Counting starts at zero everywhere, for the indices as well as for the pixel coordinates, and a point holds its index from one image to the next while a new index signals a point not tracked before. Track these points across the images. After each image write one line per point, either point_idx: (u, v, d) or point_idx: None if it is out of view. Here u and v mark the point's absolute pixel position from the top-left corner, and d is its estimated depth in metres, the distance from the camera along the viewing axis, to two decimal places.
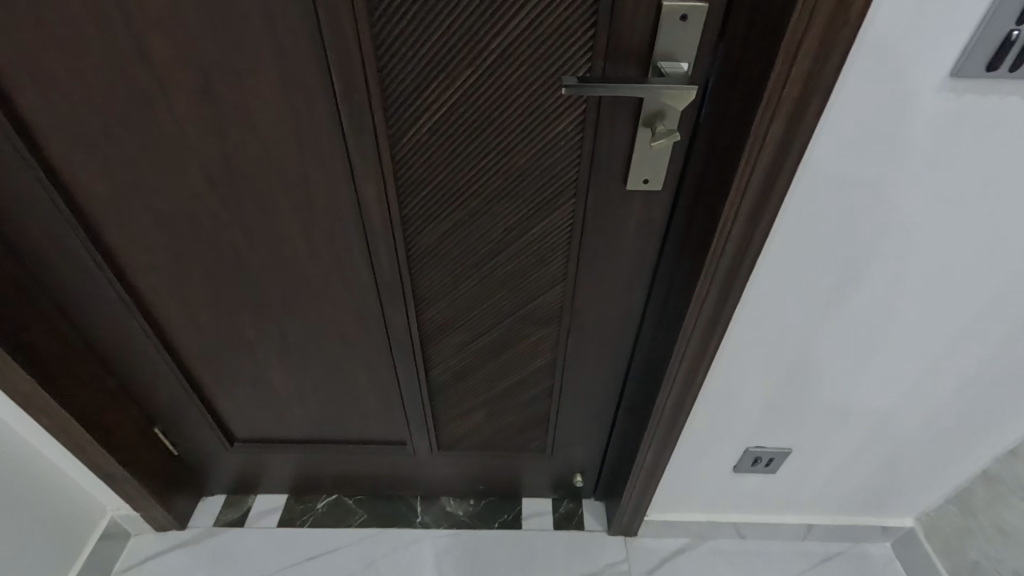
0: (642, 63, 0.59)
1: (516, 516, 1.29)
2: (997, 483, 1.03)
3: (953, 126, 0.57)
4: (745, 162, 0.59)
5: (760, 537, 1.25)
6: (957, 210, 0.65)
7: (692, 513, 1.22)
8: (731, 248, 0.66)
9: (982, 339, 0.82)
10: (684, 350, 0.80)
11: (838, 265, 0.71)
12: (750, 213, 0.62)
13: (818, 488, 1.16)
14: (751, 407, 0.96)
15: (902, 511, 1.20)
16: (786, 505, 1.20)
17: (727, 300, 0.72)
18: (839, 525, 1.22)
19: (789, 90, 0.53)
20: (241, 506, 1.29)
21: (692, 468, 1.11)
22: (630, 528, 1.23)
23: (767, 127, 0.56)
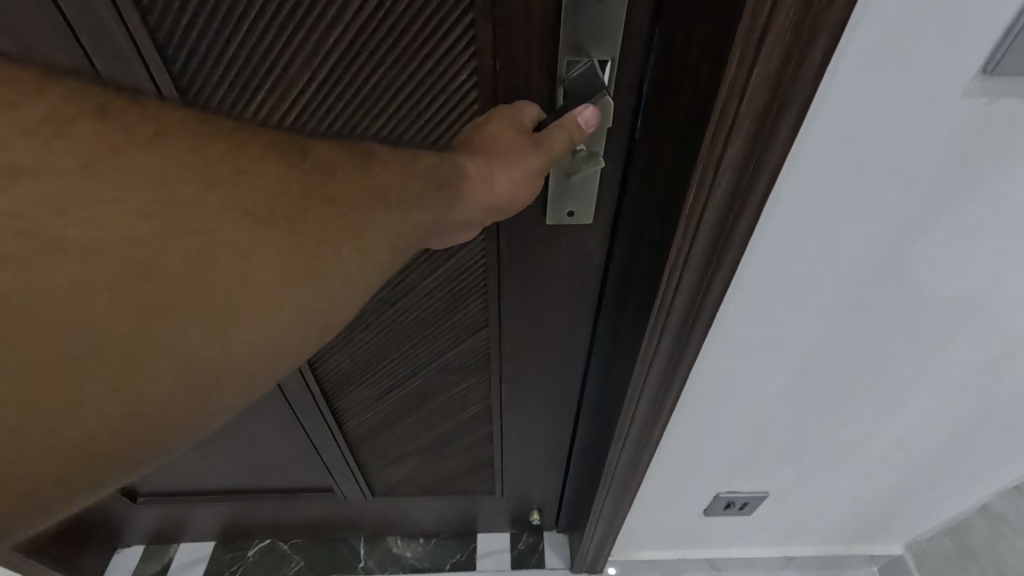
0: (548, 56, 0.46)
1: (471, 555, 1.16)
2: (1000, 521, 0.94)
3: (978, 143, 0.42)
4: (694, 196, 0.44)
5: (738, 570, 1.14)
6: (977, 243, 0.51)
7: (663, 548, 1.12)
8: (682, 298, 0.52)
9: (993, 378, 0.70)
10: (636, 405, 0.67)
11: (821, 304, 0.58)
12: (704, 258, 0.48)
13: (802, 522, 1.04)
14: (722, 450, 0.84)
15: (892, 538, 1.10)
16: (767, 536, 1.09)
17: (683, 356, 0.58)
18: (823, 555, 1.12)
19: (749, 102, 0.38)
20: (161, 557, 1.15)
21: (661, 507, 0.99)
22: (595, 566, 1.11)
23: (720, 153, 0.41)
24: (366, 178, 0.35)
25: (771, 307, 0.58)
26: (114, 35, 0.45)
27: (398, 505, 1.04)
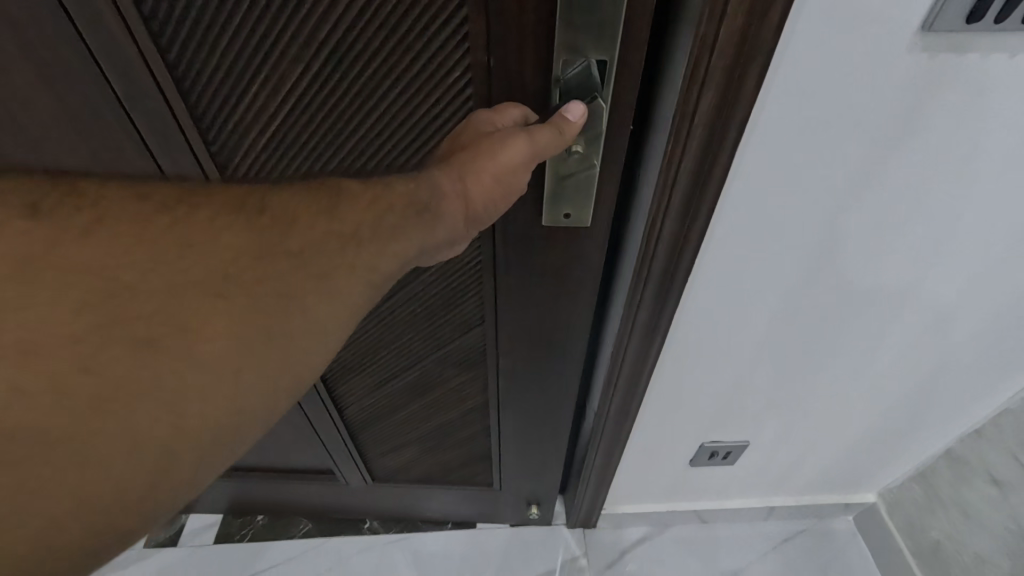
0: (544, 56, 0.45)
1: None
2: (962, 465, 0.98)
3: (926, 95, 0.46)
4: (672, 147, 0.48)
5: (723, 522, 1.21)
6: (928, 194, 0.55)
7: (653, 501, 1.17)
8: (663, 247, 0.57)
9: (952, 328, 0.74)
10: (624, 350, 0.71)
11: (793, 258, 0.61)
12: (682, 206, 0.52)
13: (779, 473, 1.10)
14: (700, 407, 0.89)
15: (865, 487, 1.16)
16: (748, 489, 1.15)
17: (666, 299, 0.63)
18: (802, 504, 1.19)
19: (718, 53, 0.41)
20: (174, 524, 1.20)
21: (649, 461, 1.04)
22: (589, 520, 1.18)
23: (696, 101, 0.44)
24: (335, 215, 0.37)
25: (745, 259, 0.61)
26: (109, 22, 0.46)
27: (397, 493, 1.05)
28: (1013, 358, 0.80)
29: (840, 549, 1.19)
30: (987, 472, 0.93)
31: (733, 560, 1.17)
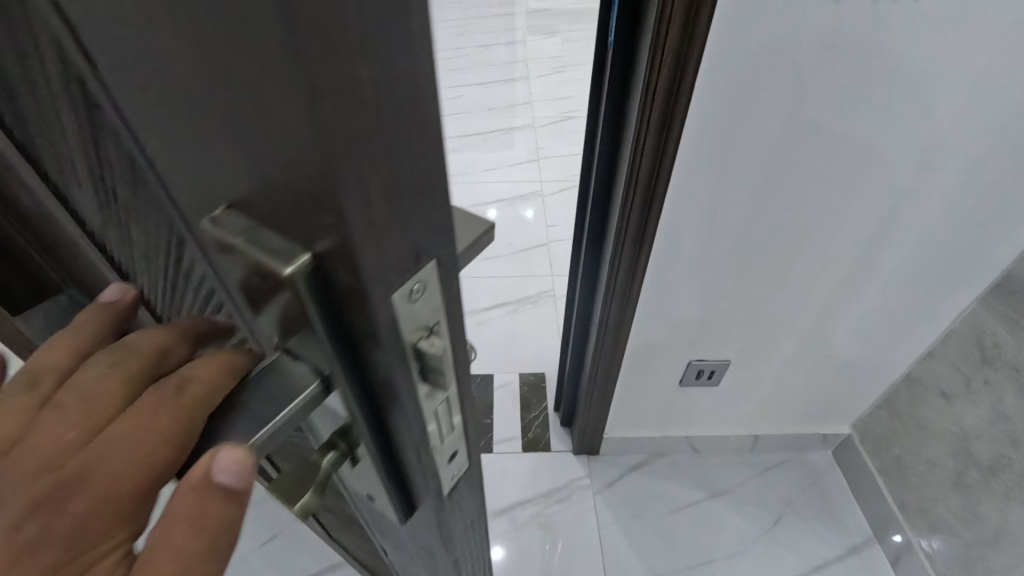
0: (248, 314, 0.26)
1: (488, 441, 1.39)
2: (918, 384, 1.10)
3: (837, 35, 0.65)
4: (652, 70, 0.62)
5: (712, 451, 1.35)
6: (851, 117, 0.73)
7: (647, 430, 1.30)
8: (647, 161, 0.72)
9: (895, 240, 0.90)
10: (621, 250, 0.85)
11: (748, 171, 0.79)
12: (660, 122, 0.67)
13: (758, 404, 1.24)
14: (686, 322, 1.05)
15: (839, 419, 1.27)
16: (731, 420, 1.28)
17: (651, 212, 0.78)
18: (784, 435, 1.31)
19: (679, 1, 0.56)
20: None
21: (641, 384, 1.18)
22: (592, 446, 1.33)
23: (665, 36, 0.59)
24: None
25: (712, 172, 0.78)
26: None
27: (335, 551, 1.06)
28: (955, 276, 0.94)
29: (817, 476, 1.31)
30: (937, 387, 1.06)
31: (720, 483, 1.31)
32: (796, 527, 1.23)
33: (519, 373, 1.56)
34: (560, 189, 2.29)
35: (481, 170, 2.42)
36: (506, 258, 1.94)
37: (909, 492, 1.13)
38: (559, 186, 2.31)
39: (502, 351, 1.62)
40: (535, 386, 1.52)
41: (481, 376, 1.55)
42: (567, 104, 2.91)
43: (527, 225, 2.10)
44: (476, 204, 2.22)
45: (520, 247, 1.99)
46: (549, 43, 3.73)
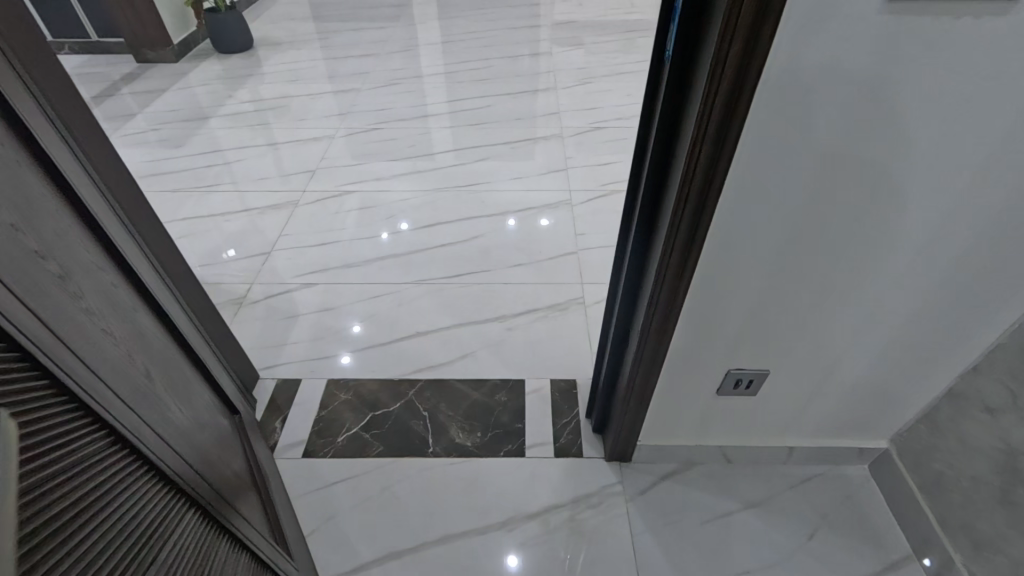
0: None
1: (520, 445, 1.41)
2: (961, 400, 1.09)
3: (896, 48, 0.66)
4: (711, 81, 0.65)
5: (745, 462, 1.35)
6: (904, 129, 0.74)
7: (680, 438, 1.31)
8: (701, 170, 0.74)
9: (944, 254, 0.90)
10: (668, 257, 0.86)
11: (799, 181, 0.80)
12: (717, 131, 0.69)
13: (795, 415, 1.24)
14: (726, 331, 1.05)
15: (876, 432, 1.26)
16: (766, 430, 1.28)
17: (701, 220, 0.80)
18: (819, 448, 1.30)
19: (743, 16, 0.58)
20: (270, 438, 1.44)
21: (678, 392, 1.19)
22: (625, 453, 1.34)
23: (727, 48, 0.62)
24: None
25: (764, 182, 0.80)
26: None
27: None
28: (1003, 290, 0.94)
29: (853, 490, 1.30)
30: (981, 402, 1.04)
31: (754, 495, 1.30)
32: (832, 542, 1.22)
33: (550, 378, 1.57)
34: (588, 198, 2.31)
35: (508, 178, 2.46)
36: (534, 265, 1.96)
37: (951, 510, 1.12)
38: (586, 195, 2.33)
39: (533, 356, 1.64)
40: (566, 392, 1.53)
41: (512, 381, 1.57)
42: (593, 115, 2.94)
43: (556, 233, 2.12)
44: (504, 211, 2.25)
45: (549, 255, 2.01)
46: (574, 54, 3.77)
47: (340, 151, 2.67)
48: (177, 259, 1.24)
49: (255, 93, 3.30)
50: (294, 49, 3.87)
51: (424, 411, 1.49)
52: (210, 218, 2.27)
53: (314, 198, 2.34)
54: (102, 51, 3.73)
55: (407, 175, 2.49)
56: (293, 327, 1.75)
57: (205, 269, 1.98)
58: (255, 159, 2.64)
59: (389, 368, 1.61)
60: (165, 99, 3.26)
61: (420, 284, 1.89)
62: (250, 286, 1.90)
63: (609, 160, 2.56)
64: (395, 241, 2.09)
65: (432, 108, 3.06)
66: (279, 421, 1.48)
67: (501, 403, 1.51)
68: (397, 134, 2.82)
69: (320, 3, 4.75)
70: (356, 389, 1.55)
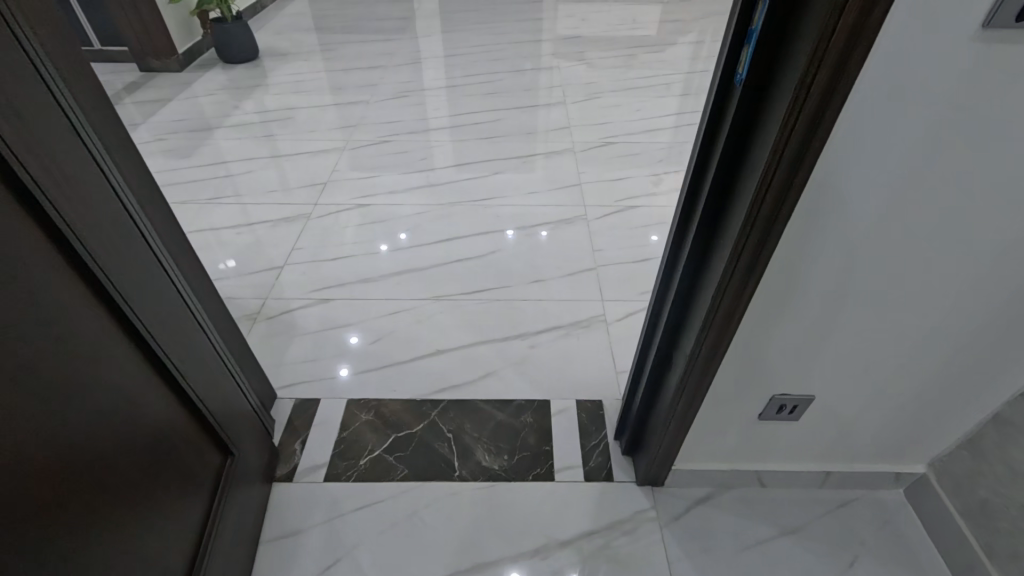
0: None
1: (549, 469, 1.38)
2: (1009, 426, 1.07)
3: (984, 80, 0.63)
4: (791, 109, 0.63)
5: (780, 486, 1.32)
6: (980, 162, 0.71)
7: (715, 463, 1.28)
8: (770, 198, 0.71)
9: (1002, 285, 0.88)
10: (727, 283, 0.84)
11: (865, 214, 0.77)
12: (792, 160, 0.67)
13: (834, 439, 1.21)
14: (773, 359, 1.02)
15: (913, 458, 1.25)
16: (803, 455, 1.26)
17: (764, 248, 0.78)
18: (856, 473, 1.28)
19: (834, 42, 0.57)
20: (289, 462, 1.39)
21: (719, 416, 1.16)
22: (657, 478, 1.31)
23: (814, 74, 0.59)
24: None
25: (830, 215, 0.77)
26: None
27: None
28: None
29: (891, 517, 1.28)
30: None
31: (790, 520, 1.28)
32: (875, 570, 1.19)
33: (576, 398, 1.54)
34: (604, 214, 2.29)
35: (523, 193, 2.44)
36: (554, 281, 1.94)
37: (998, 538, 1.10)
38: (602, 211, 2.32)
39: (558, 375, 1.61)
40: (593, 412, 1.50)
41: (538, 401, 1.53)
42: (604, 130, 2.95)
43: (574, 248, 2.10)
44: (520, 226, 2.23)
45: (568, 271, 1.99)
46: (583, 69, 3.80)
47: (350, 163, 2.65)
48: (204, 277, 1.20)
49: (262, 104, 3.28)
50: (301, 60, 3.86)
51: (449, 433, 1.45)
52: (220, 231, 2.23)
53: (327, 210, 2.31)
54: (106, 59, 3.69)
55: (421, 189, 2.47)
56: (310, 344, 1.71)
57: (216, 283, 1.93)
58: (264, 171, 2.61)
59: (411, 388, 1.57)
60: (171, 109, 3.23)
61: (439, 301, 1.86)
62: (264, 302, 1.86)
63: (623, 176, 2.56)
64: (410, 255, 2.06)
65: (443, 121, 3.05)
66: (298, 443, 1.43)
67: (527, 425, 1.48)
68: (408, 147, 2.80)
69: (325, 15, 4.75)
70: (377, 409, 1.51)
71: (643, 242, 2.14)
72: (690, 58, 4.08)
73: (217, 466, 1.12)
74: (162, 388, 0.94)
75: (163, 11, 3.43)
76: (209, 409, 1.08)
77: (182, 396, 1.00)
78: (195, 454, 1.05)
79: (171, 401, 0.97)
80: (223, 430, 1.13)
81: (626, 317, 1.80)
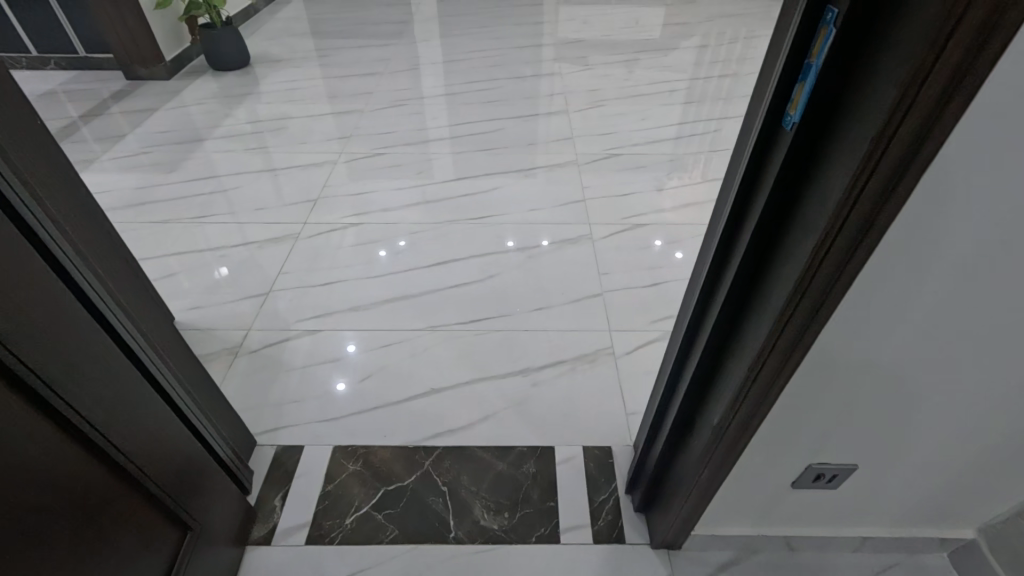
0: None
1: (554, 529, 1.25)
2: None
3: None
4: (863, 165, 0.50)
5: (811, 550, 1.19)
6: None
7: (741, 527, 1.15)
8: (828, 266, 0.58)
9: None
10: (767, 355, 0.70)
11: (945, 288, 0.61)
12: (859, 225, 0.54)
13: (875, 504, 1.08)
14: (815, 428, 0.88)
15: (962, 523, 1.11)
16: (839, 520, 1.12)
17: (815, 322, 0.64)
18: (896, 537, 1.15)
19: (930, 86, 0.44)
20: (268, 521, 1.26)
21: (746, 483, 1.02)
22: (675, 543, 1.17)
23: (898, 124, 0.46)
24: None
25: (899, 290, 0.62)
26: None
27: None
28: None
29: None
30: None
31: None
32: None
33: (584, 445, 1.41)
34: (611, 233, 2.16)
35: (525, 209, 2.31)
36: (559, 309, 1.81)
37: None
38: (608, 229, 2.19)
39: (563, 417, 1.48)
40: (602, 461, 1.37)
41: (541, 448, 1.40)
42: (609, 141, 2.82)
43: (580, 271, 1.97)
44: (522, 246, 2.10)
45: (572, 297, 1.86)
46: (586, 74, 3.66)
47: (343, 178, 2.52)
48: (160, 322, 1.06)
49: (251, 113, 3.14)
50: (293, 66, 3.73)
51: (444, 485, 1.32)
52: (203, 252, 2.09)
53: (316, 230, 2.18)
54: (91, 67, 3.56)
55: (416, 205, 2.34)
56: (295, 382, 1.58)
57: (197, 312, 1.80)
58: (253, 186, 2.48)
59: (403, 433, 1.44)
60: (157, 119, 3.10)
61: (434, 331, 1.73)
62: (246, 333, 1.73)
63: (630, 191, 2.42)
64: (404, 280, 1.93)
65: (440, 132, 2.92)
66: (278, 498, 1.30)
67: (530, 476, 1.35)
68: (404, 160, 2.67)
69: (320, 19, 4.62)
70: (365, 457, 1.39)
71: (653, 264, 2.01)
72: (696, 63, 3.95)
73: (176, 544, 0.98)
74: (103, 472, 0.79)
75: (149, 16, 3.31)
76: (161, 484, 0.92)
77: (127, 477, 0.85)
78: (148, 538, 0.90)
79: (117, 483, 0.82)
80: (180, 502, 0.98)
81: (636, 350, 1.67)
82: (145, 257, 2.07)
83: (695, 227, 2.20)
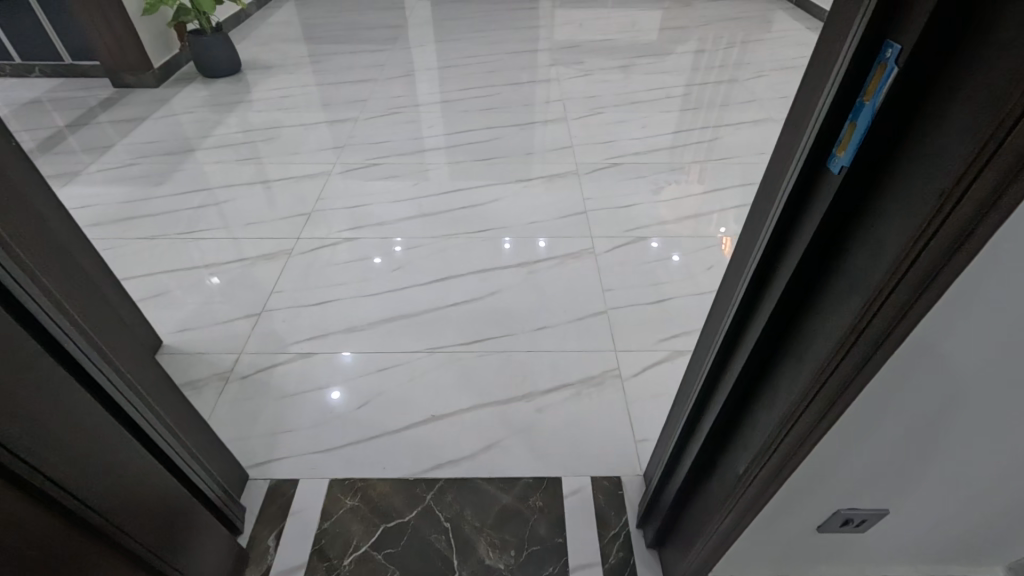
0: None
1: (563, 567, 1.19)
2: None
3: None
4: (930, 219, 0.44)
5: None
6: None
7: (760, 565, 1.10)
8: (880, 326, 0.52)
9: None
10: (803, 412, 0.64)
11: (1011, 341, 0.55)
12: (918, 284, 0.47)
13: (902, 544, 1.03)
14: (847, 477, 0.82)
15: (991, 559, 1.07)
16: (863, 558, 1.07)
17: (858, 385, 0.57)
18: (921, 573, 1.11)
19: (1016, 140, 0.37)
20: (261, 563, 1.20)
21: (769, 529, 0.96)
22: None
23: (972, 178, 0.41)
24: None
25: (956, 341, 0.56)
26: None
27: None
28: None
29: None
30: None
31: None
32: None
33: (592, 475, 1.35)
34: (613, 246, 2.11)
35: (525, 222, 2.25)
36: (562, 328, 1.75)
37: None
38: (610, 243, 2.13)
39: (569, 446, 1.42)
40: (611, 493, 1.32)
41: (547, 479, 1.35)
42: (609, 150, 2.76)
43: (582, 288, 1.91)
44: (524, 261, 2.04)
45: (576, 315, 1.80)
46: (584, 81, 3.61)
47: (338, 191, 2.45)
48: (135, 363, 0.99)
49: (242, 122, 3.07)
50: (285, 73, 3.65)
51: (446, 521, 1.26)
52: (192, 270, 2.02)
53: (310, 246, 2.11)
54: (77, 74, 3.47)
55: (413, 219, 2.27)
56: (289, 410, 1.51)
57: (187, 334, 1.74)
58: (244, 199, 2.41)
59: (403, 465, 1.38)
60: (144, 128, 3.01)
61: (434, 353, 1.67)
62: (238, 357, 1.66)
63: (631, 202, 2.37)
64: (402, 298, 1.87)
65: (436, 141, 2.86)
66: (272, 537, 1.24)
67: (537, 509, 1.29)
68: (400, 171, 2.60)
69: (312, 24, 4.55)
70: (364, 492, 1.32)
71: (658, 279, 1.95)
72: (695, 68, 3.90)
73: None
74: (78, 534, 0.72)
75: (135, 22, 3.22)
76: (143, 541, 0.85)
77: (105, 537, 0.78)
78: None
79: (93, 545, 0.75)
80: (164, 556, 0.91)
81: (644, 372, 1.61)
82: (132, 275, 1.99)
83: (699, 240, 2.15)
